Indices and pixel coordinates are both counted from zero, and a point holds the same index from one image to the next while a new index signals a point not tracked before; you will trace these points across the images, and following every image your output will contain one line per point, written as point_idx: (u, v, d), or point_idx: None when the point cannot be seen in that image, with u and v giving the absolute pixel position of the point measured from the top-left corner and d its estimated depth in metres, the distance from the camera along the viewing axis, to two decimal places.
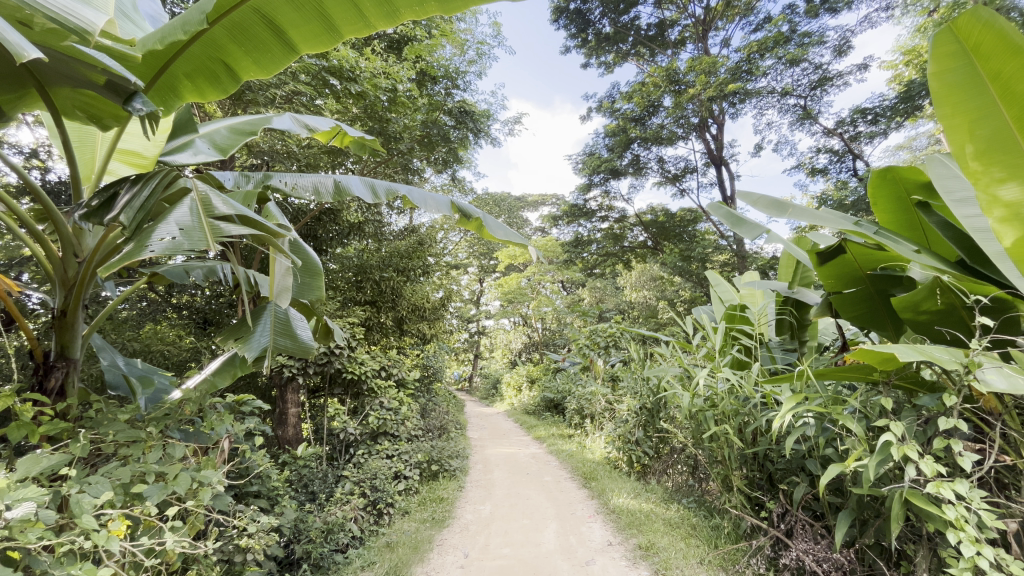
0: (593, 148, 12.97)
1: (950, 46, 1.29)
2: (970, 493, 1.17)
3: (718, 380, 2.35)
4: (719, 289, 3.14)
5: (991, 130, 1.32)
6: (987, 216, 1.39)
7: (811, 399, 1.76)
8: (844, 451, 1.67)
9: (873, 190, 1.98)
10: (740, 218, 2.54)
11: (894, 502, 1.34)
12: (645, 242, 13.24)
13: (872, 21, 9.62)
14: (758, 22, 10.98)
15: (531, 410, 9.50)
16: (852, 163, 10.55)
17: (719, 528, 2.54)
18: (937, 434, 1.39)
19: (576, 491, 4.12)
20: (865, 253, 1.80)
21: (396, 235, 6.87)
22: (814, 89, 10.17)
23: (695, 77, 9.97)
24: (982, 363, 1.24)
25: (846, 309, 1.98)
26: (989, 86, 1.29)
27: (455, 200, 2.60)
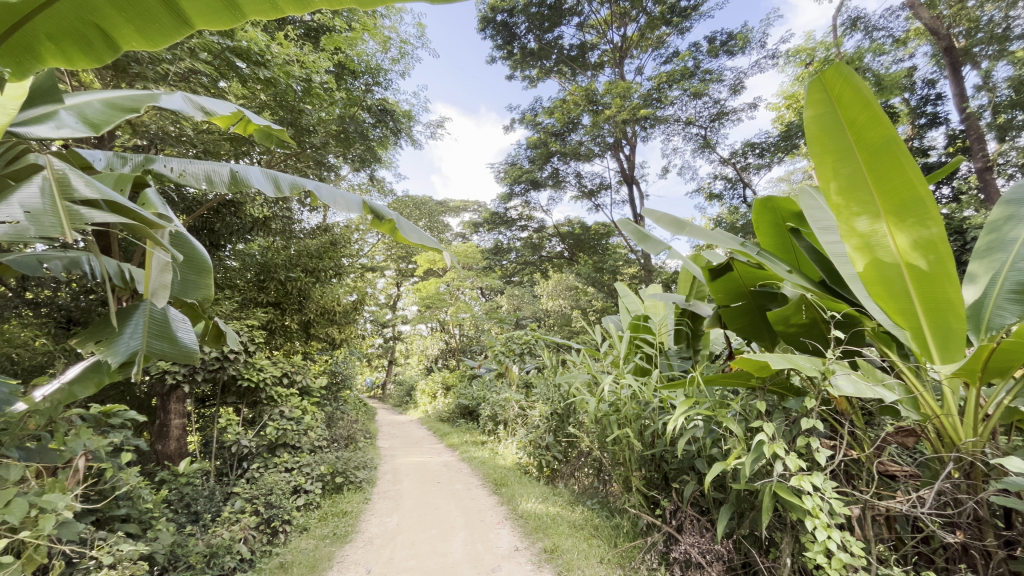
0: (515, 158, 13.25)
1: (819, 93, 1.51)
2: (824, 485, 1.34)
3: (622, 387, 2.49)
4: (626, 300, 3.33)
5: (850, 172, 1.53)
6: (847, 244, 1.62)
7: (701, 403, 1.92)
8: (726, 450, 1.83)
9: (757, 216, 2.21)
10: (646, 235, 2.71)
11: (765, 495, 1.49)
12: (561, 253, 13.74)
13: (761, 67, 10.85)
14: (668, 55, 11.92)
15: (445, 417, 9.38)
16: (743, 190, 11.80)
17: (619, 527, 2.68)
18: (800, 433, 1.59)
19: (487, 497, 4.12)
20: (748, 271, 2.01)
21: (307, 233, 6.50)
22: (713, 121, 11.24)
23: (612, 99, 10.57)
24: (836, 370, 1.43)
25: (733, 321, 2.18)
26: (847, 131, 1.50)
27: (366, 200, 2.49)
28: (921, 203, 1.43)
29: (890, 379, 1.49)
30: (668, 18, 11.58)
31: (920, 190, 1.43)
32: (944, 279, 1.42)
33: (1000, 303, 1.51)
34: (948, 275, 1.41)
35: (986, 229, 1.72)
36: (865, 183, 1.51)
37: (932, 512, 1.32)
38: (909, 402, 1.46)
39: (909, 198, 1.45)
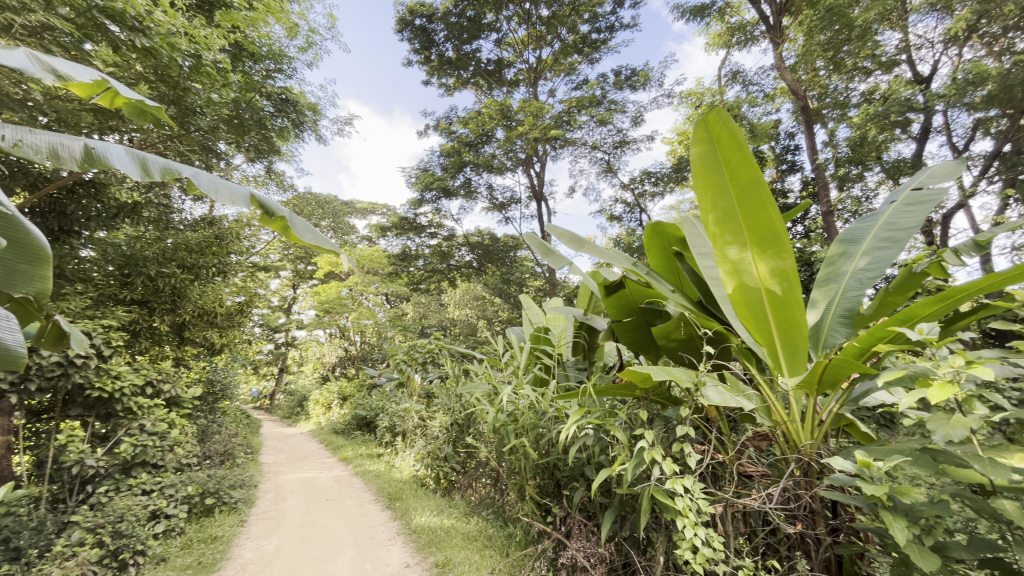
0: (427, 165, 13.10)
1: (703, 133, 1.70)
2: (693, 487, 1.47)
3: (521, 397, 2.53)
4: (529, 312, 3.41)
5: (725, 205, 1.73)
6: (720, 270, 1.80)
7: (592, 412, 2.02)
8: (612, 457, 1.94)
9: (647, 239, 2.39)
10: (551, 249, 2.83)
11: (644, 498, 1.60)
12: (469, 262, 13.82)
13: (659, 103, 11.90)
14: (578, 82, 12.66)
15: (339, 429, 8.87)
16: (639, 214, 12.80)
17: (511, 536, 2.72)
18: (676, 440, 1.73)
19: (380, 513, 3.94)
20: (637, 289, 2.15)
21: (187, 225, 5.83)
22: (616, 148, 12.06)
23: (525, 117, 10.92)
24: (707, 382, 1.59)
25: (624, 335, 2.33)
26: (724, 168, 1.69)
27: (257, 194, 2.30)
28: (778, 237, 1.65)
29: (749, 390, 1.68)
30: (579, 47, 12.37)
31: (778, 226, 1.65)
32: (793, 305, 1.64)
33: (835, 324, 1.78)
34: (796, 300, 1.63)
35: (825, 262, 2.03)
36: (736, 215, 1.71)
37: (777, 507, 1.51)
38: (763, 410, 1.67)
39: (769, 232, 1.66)
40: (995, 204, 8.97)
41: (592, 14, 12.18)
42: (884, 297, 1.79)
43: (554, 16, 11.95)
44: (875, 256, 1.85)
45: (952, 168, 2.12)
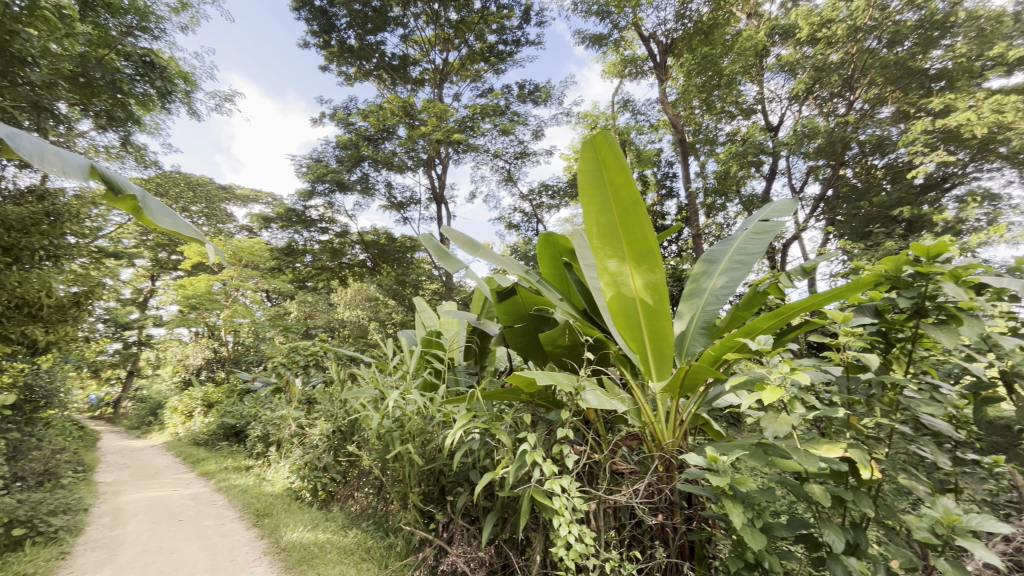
0: (321, 155, 12.34)
1: (590, 152, 1.81)
2: (569, 487, 1.55)
3: (408, 401, 2.46)
4: (423, 315, 3.36)
5: (607, 222, 1.86)
6: (600, 281, 1.93)
7: (479, 417, 2.03)
8: (496, 461, 1.97)
9: (540, 248, 2.48)
10: (447, 253, 2.81)
11: (524, 499, 1.64)
12: (363, 262, 13.22)
13: (559, 120, 12.52)
14: (484, 90, 12.89)
15: (201, 440, 7.87)
16: (536, 225, 13.29)
17: (392, 547, 2.62)
18: (556, 441, 1.81)
19: (243, 532, 3.55)
20: (528, 296, 2.21)
21: (6, 196, 4.81)
22: (516, 159, 12.45)
23: (428, 117, 10.80)
24: (586, 386, 1.69)
25: (514, 340, 2.38)
26: (608, 188, 1.83)
27: (99, 166, 1.95)
28: (651, 254, 1.82)
29: (623, 394, 1.82)
30: (486, 56, 12.64)
31: (651, 243, 1.82)
32: (661, 316, 1.81)
33: (695, 335, 2.01)
34: (664, 311, 1.80)
35: (689, 278, 2.28)
36: (616, 231, 1.85)
37: (642, 501, 1.65)
38: (634, 412, 1.81)
39: (644, 249, 1.83)
40: (820, 237, 10.85)
41: (500, 25, 12.47)
42: (735, 312, 2.05)
43: (462, 21, 12.02)
44: (729, 276, 2.11)
45: (788, 205, 2.50)
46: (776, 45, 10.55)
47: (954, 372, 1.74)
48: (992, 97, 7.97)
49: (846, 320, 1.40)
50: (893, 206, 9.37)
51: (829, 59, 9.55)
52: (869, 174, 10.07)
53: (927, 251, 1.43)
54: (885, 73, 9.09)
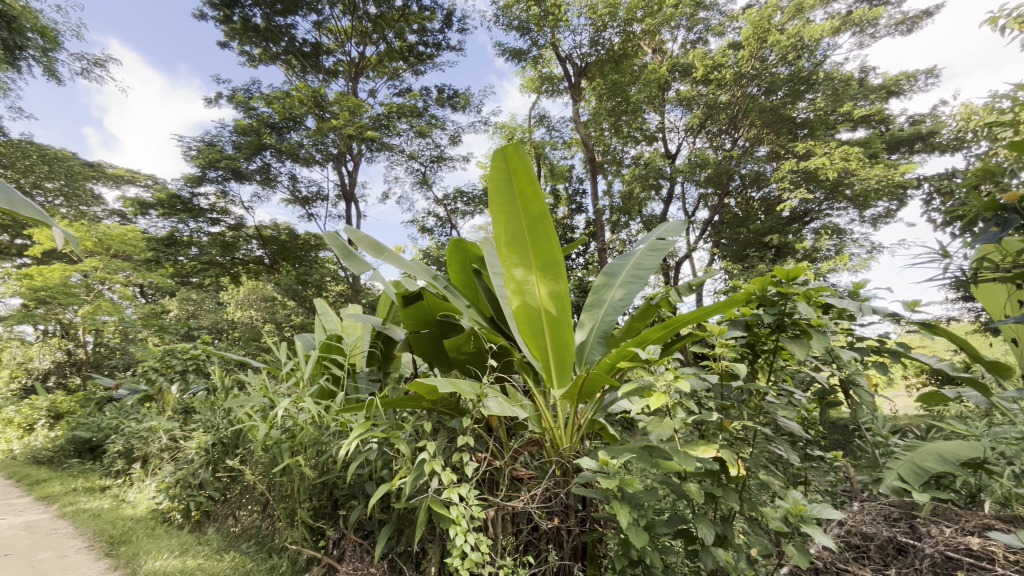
0: (214, 138, 11.22)
1: (501, 161, 1.87)
2: (467, 495, 1.53)
3: (300, 409, 2.26)
4: (323, 317, 3.15)
5: (515, 231, 1.91)
6: (507, 289, 1.97)
7: (377, 426, 1.94)
8: (394, 471, 1.90)
9: (449, 254, 2.47)
10: (353, 254, 2.66)
11: (421, 510, 1.59)
12: (260, 258, 12.08)
13: (477, 128, 12.56)
14: (401, 89, 12.61)
15: (43, 457, 6.70)
16: (450, 230, 13.21)
17: (275, 569, 2.40)
18: (457, 449, 1.79)
19: (92, 564, 3.05)
20: (434, 302, 2.18)
21: None
22: (432, 163, 12.35)
23: (340, 110, 10.31)
24: (488, 393, 1.69)
25: (419, 346, 2.31)
26: (517, 198, 1.89)
27: None
28: (555, 265, 1.90)
29: (525, 401, 1.85)
30: (405, 55, 12.43)
31: (556, 255, 1.90)
32: (563, 325, 1.88)
33: (594, 344, 2.12)
34: (566, 321, 1.88)
35: (592, 290, 2.39)
36: (524, 241, 1.90)
37: (538, 506, 1.68)
38: (535, 418, 1.86)
39: (549, 259, 1.90)
40: (707, 258, 12.02)
41: (420, 26, 12.31)
42: (631, 323, 2.20)
43: (381, 17, 11.67)
44: (627, 289, 2.25)
45: (680, 226, 2.73)
46: (677, 81, 11.57)
47: (806, 380, 2.01)
48: (841, 148, 9.43)
49: (722, 332, 1.56)
50: (766, 234, 10.68)
51: (719, 98, 10.66)
52: (748, 204, 11.40)
53: (787, 273, 1.64)
54: (762, 117, 10.35)
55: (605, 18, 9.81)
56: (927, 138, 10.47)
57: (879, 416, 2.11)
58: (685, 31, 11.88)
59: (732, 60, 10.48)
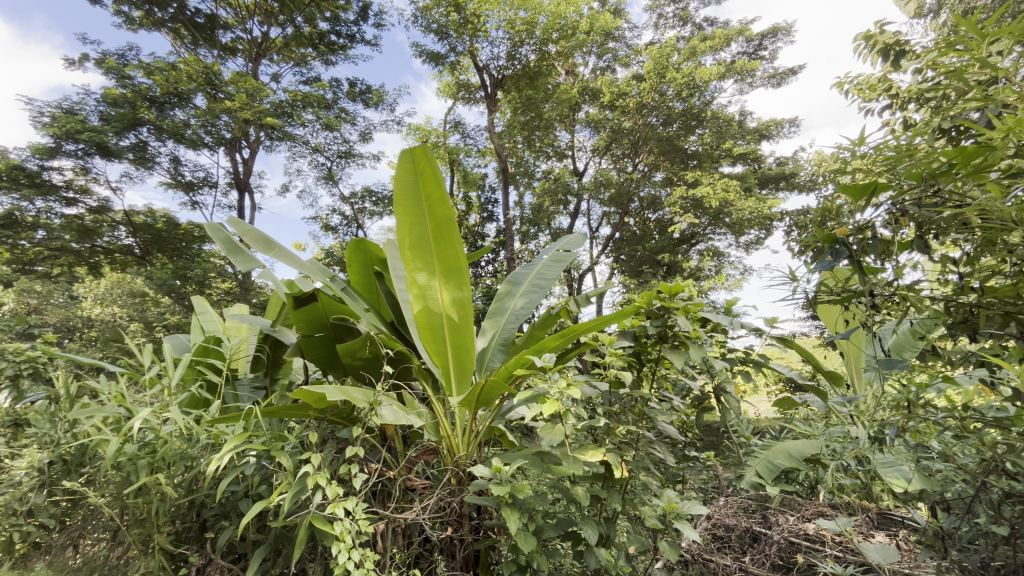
0: (76, 106, 9.67)
1: (408, 163, 1.84)
2: (354, 509, 1.45)
3: (162, 420, 1.89)
4: (201, 317, 2.81)
5: (419, 235, 1.88)
6: (408, 294, 1.91)
7: (256, 437, 1.77)
8: (273, 486, 1.74)
9: (349, 254, 2.35)
10: (238, 248, 2.38)
11: (301, 528, 1.46)
12: (130, 247, 10.67)
13: (389, 127, 12.16)
14: (309, 78, 11.91)
15: None
16: (356, 230, 12.63)
17: None
18: (345, 461, 1.69)
19: None
20: (330, 304, 2.04)
21: None
22: (339, 158, 11.77)
23: (236, 92, 9.45)
24: (381, 401, 1.63)
25: (310, 350, 2.14)
26: (424, 202, 1.86)
27: None
28: (459, 271, 1.89)
29: (422, 409, 1.81)
30: (315, 42, 11.75)
31: (460, 262, 1.89)
32: (465, 331, 1.87)
33: (495, 351, 2.15)
34: (467, 329, 1.87)
35: (495, 298, 2.42)
36: (428, 245, 1.87)
37: (430, 516, 1.64)
38: (431, 426, 1.83)
39: (453, 266, 1.89)
40: (607, 271, 12.76)
41: (333, 15, 11.71)
42: (531, 331, 2.26)
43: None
44: (528, 298, 2.31)
45: (580, 239, 2.85)
46: (586, 103, 12.21)
47: (685, 388, 2.21)
48: (722, 180, 10.59)
49: (611, 342, 1.65)
50: (659, 252, 11.65)
51: (623, 124, 11.45)
52: (645, 224, 12.34)
53: (670, 289, 1.79)
54: (660, 146, 11.33)
55: (522, 35, 10.07)
56: (789, 179, 12.12)
57: (743, 419, 2.37)
58: (595, 58, 12.62)
59: (635, 91, 11.32)
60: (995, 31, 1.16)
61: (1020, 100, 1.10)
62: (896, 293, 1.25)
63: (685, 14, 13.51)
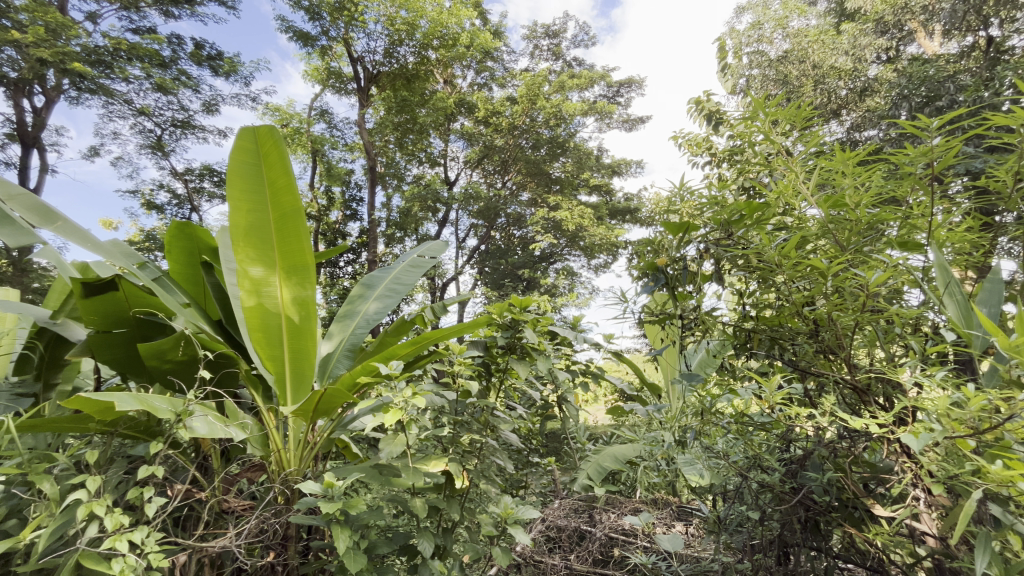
0: None
1: (248, 143, 1.67)
2: (143, 541, 1.20)
3: None
4: None
5: (256, 223, 1.71)
6: (239, 289, 1.70)
7: (7, 458, 1.38)
8: (27, 519, 1.37)
9: (168, 240, 2.01)
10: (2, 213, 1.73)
11: (63, 571, 1.17)
12: None
13: (240, 101, 10.78)
14: (140, 27, 10.06)
15: None
16: (188, 212, 10.90)
17: None
18: (136, 484, 1.41)
19: None
20: (136, 295, 1.69)
21: None
22: (173, 126, 10.10)
23: (31, 23, 7.56)
24: (193, 412, 1.40)
25: (103, 352, 1.75)
26: (265, 187, 1.71)
27: None
28: (304, 268, 1.76)
29: (246, 420, 1.61)
30: None
31: (306, 259, 1.77)
32: (305, 334, 1.74)
33: (340, 357, 2.02)
34: (309, 330, 1.74)
35: (346, 300, 2.28)
36: (269, 235, 1.72)
37: (245, 542, 1.45)
38: (258, 438, 1.63)
39: (297, 263, 1.75)
40: (470, 282, 12.96)
41: None
42: (383, 336, 2.17)
43: None
44: (382, 302, 2.22)
45: (441, 247, 2.84)
46: (461, 115, 12.33)
47: (530, 398, 2.31)
48: (579, 207, 11.57)
49: (460, 350, 1.66)
50: (520, 267, 12.23)
51: (496, 141, 11.85)
52: (509, 240, 12.92)
53: (520, 303, 1.87)
54: (527, 167, 12.12)
55: (401, 34, 9.75)
56: (633, 213, 13.75)
57: (581, 426, 2.56)
58: (473, 73, 12.87)
59: (508, 111, 11.83)
60: (774, 112, 1.46)
61: (787, 170, 1.39)
62: (698, 317, 1.48)
63: (558, 50, 14.58)
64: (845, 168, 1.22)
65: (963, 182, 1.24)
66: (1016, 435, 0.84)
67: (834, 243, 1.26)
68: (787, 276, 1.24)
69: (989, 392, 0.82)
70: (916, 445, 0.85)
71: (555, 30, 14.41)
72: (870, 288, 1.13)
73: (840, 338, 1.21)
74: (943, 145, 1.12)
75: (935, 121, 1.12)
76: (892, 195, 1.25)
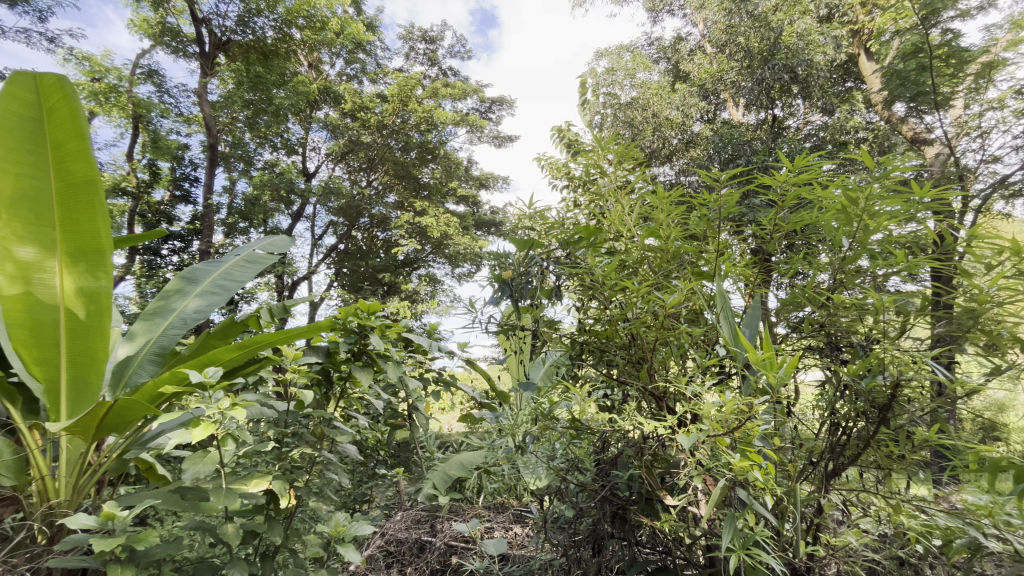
0: None
1: (27, 94, 1.55)
2: None
3: None
4: None
5: (32, 191, 1.59)
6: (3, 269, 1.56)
7: None
8: None
9: None
10: None
11: None
12: None
13: (30, 39, 8.48)
14: None
15: None
16: None
17: None
18: None
19: None
20: None
21: None
22: None
23: None
24: None
25: None
26: (47, 152, 1.60)
27: None
28: (95, 252, 1.68)
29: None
30: None
31: (99, 243, 1.68)
32: (90, 329, 1.65)
33: (143, 362, 1.72)
34: (97, 327, 1.66)
35: (159, 294, 1.98)
36: (49, 209, 1.61)
37: None
38: (9, 464, 1.35)
39: (88, 248, 1.66)
40: (325, 282, 12.10)
41: None
42: (205, 339, 1.91)
43: None
44: (204, 298, 1.94)
45: (289, 242, 2.57)
46: (326, 104, 11.53)
47: (377, 408, 2.22)
48: (445, 215, 11.63)
49: (295, 357, 1.53)
50: (381, 271, 11.76)
51: (362, 137, 11.32)
52: (371, 241, 12.38)
53: (369, 308, 1.79)
54: (395, 168, 11.88)
55: (259, 3, 8.63)
56: (498, 226, 14.24)
57: (430, 435, 2.54)
58: (342, 62, 12.21)
59: (378, 108, 11.41)
60: (614, 148, 1.62)
61: (618, 199, 1.56)
62: (539, 329, 1.58)
63: (433, 56, 14.51)
64: (663, 206, 1.42)
65: (748, 227, 1.53)
66: (757, 432, 1.05)
67: (649, 268, 1.45)
68: (610, 295, 1.39)
69: (739, 399, 1.03)
70: (686, 444, 1.02)
71: (432, 35, 14.29)
72: (669, 309, 1.34)
73: (646, 352, 1.40)
74: (729, 194, 1.37)
75: (725, 175, 1.38)
76: (695, 232, 1.49)
